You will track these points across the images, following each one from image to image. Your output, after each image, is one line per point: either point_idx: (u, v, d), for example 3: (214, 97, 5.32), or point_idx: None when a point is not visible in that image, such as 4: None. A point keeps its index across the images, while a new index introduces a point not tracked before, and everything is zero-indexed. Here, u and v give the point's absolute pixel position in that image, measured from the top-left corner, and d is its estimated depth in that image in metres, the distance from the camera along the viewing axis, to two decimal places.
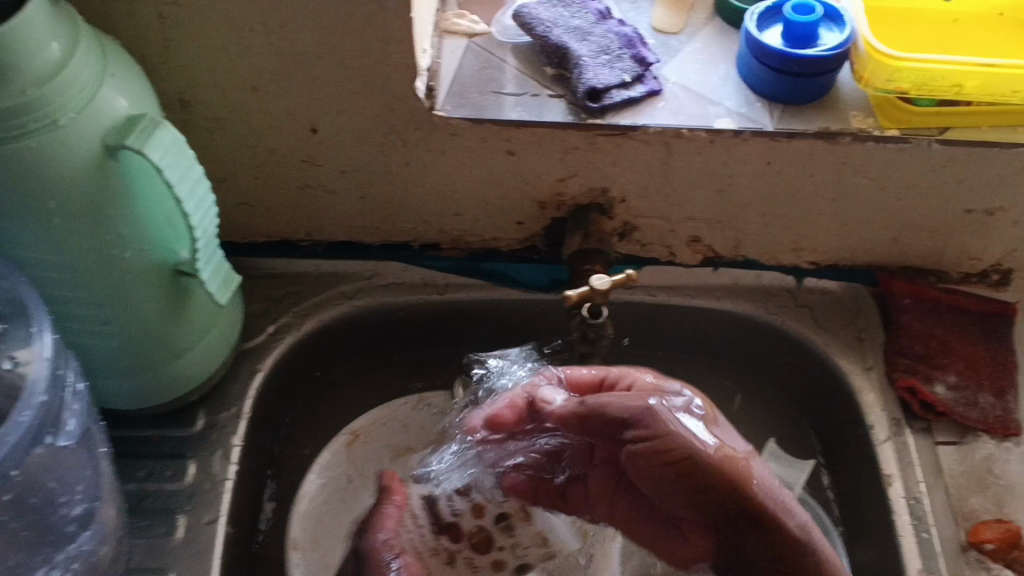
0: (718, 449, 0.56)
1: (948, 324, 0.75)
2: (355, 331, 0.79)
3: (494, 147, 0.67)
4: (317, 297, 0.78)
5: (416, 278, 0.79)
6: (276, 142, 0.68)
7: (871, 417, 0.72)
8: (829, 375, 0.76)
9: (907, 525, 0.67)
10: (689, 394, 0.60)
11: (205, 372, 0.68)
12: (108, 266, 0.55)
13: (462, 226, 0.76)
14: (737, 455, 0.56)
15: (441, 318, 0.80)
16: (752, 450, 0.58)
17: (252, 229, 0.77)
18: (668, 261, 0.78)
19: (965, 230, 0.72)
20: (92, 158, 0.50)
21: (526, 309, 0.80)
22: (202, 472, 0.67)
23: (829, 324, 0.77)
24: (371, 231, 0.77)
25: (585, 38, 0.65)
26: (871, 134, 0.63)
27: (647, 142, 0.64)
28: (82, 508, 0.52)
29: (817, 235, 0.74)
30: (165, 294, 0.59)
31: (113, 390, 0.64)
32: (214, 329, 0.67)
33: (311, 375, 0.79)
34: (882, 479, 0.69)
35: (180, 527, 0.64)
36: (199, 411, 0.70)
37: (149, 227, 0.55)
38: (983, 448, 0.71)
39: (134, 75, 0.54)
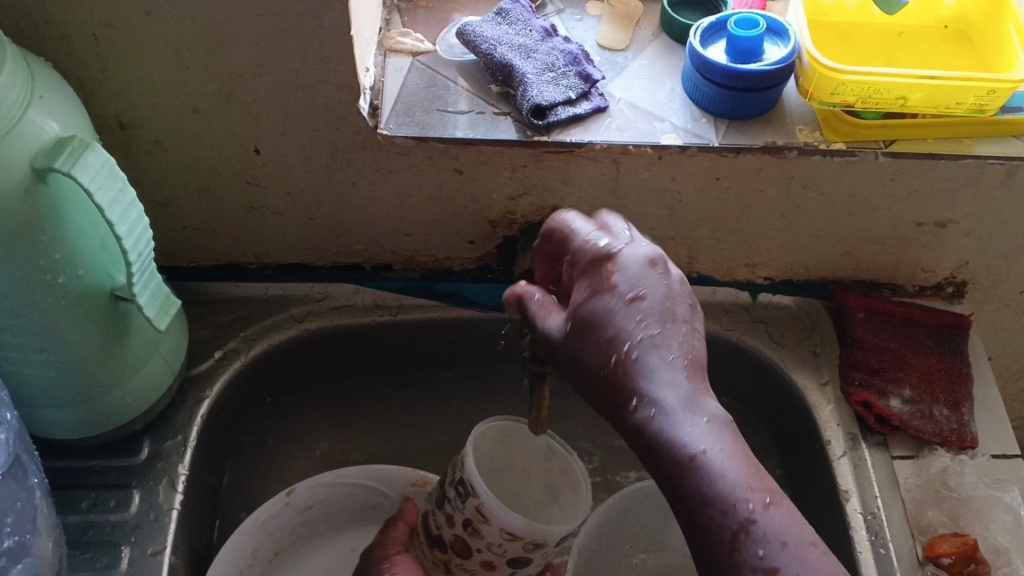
0: (602, 363, 0.45)
1: (903, 337, 0.75)
2: (307, 355, 0.78)
3: (442, 166, 0.66)
4: (267, 321, 0.76)
5: (368, 300, 0.78)
6: (219, 163, 0.67)
7: (827, 432, 0.71)
8: (786, 390, 0.75)
9: (865, 541, 0.66)
10: (605, 246, 0.48)
11: (148, 399, 0.66)
12: (40, 293, 0.53)
13: (413, 246, 0.75)
14: (618, 364, 0.44)
15: (394, 340, 0.79)
16: (650, 347, 0.44)
17: (200, 253, 0.75)
18: None
19: (917, 244, 0.72)
20: (19, 182, 0.49)
21: (480, 329, 0.79)
22: (146, 502, 0.65)
23: (785, 339, 0.77)
24: (321, 253, 0.76)
25: (530, 55, 0.64)
26: (817, 147, 0.63)
27: (594, 159, 0.64)
28: (12, 541, 0.51)
29: (771, 251, 0.74)
30: (101, 321, 0.58)
31: (52, 419, 0.62)
32: (157, 355, 0.65)
33: (263, 401, 0.77)
34: (839, 494, 0.69)
35: (124, 559, 0.62)
36: (144, 440, 0.68)
37: (82, 251, 0.54)
38: (939, 460, 0.70)
39: (64, 98, 0.53)
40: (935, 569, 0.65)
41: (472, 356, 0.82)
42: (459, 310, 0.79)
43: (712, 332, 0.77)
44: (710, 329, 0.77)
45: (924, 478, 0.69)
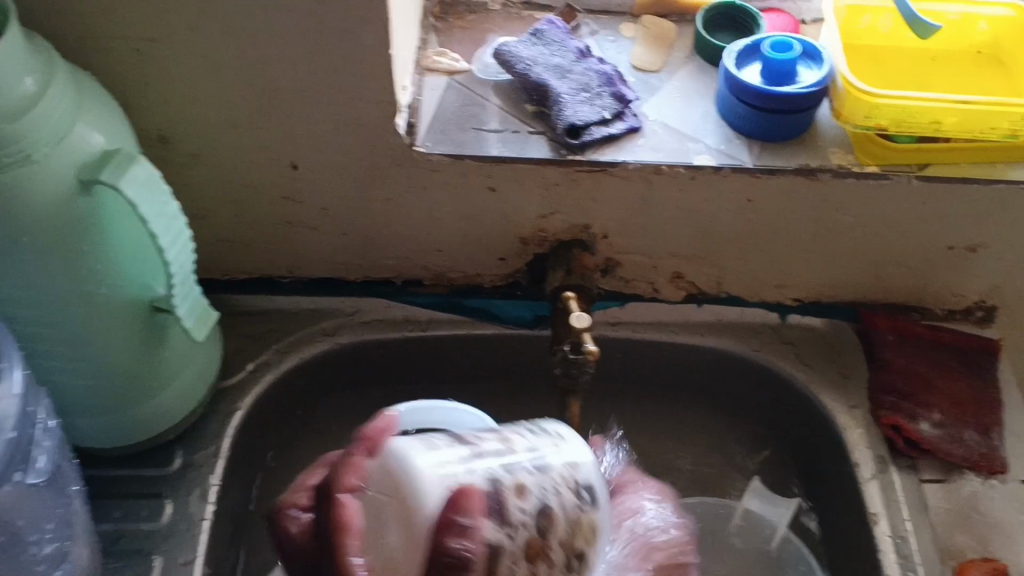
0: None
1: (932, 360, 0.75)
2: (336, 368, 0.78)
3: (475, 183, 0.67)
4: (298, 334, 0.77)
5: (399, 314, 0.79)
6: (255, 177, 0.68)
7: (856, 454, 0.71)
8: (814, 411, 0.75)
9: (894, 565, 0.66)
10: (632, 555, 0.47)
11: (183, 410, 0.67)
12: (83, 303, 0.54)
13: (444, 262, 0.76)
14: None
15: (423, 356, 0.80)
16: None
17: (234, 266, 0.76)
18: (652, 297, 0.77)
19: (947, 267, 0.72)
20: (66, 194, 0.50)
21: (509, 346, 0.80)
22: (178, 512, 0.66)
23: (814, 361, 0.77)
24: (352, 268, 0.77)
25: (565, 75, 0.65)
26: (850, 170, 0.63)
27: (626, 179, 0.64)
28: (52, 548, 0.52)
29: (800, 272, 0.74)
30: (141, 331, 0.58)
31: (88, 428, 0.63)
32: (192, 366, 0.66)
33: (292, 414, 0.78)
34: (868, 518, 0.68)
35: (156, 568, 0.63)
36: (177, 450, 0.69)
37: (125, 263, 0.55)
38: (969, 486, 0.70)
39: (110, 113, 0.54)
40: None
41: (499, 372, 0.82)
42: (488, 326, 0.79)
43: (740, 353, 0.77)
44: (738, 350, 0.77)
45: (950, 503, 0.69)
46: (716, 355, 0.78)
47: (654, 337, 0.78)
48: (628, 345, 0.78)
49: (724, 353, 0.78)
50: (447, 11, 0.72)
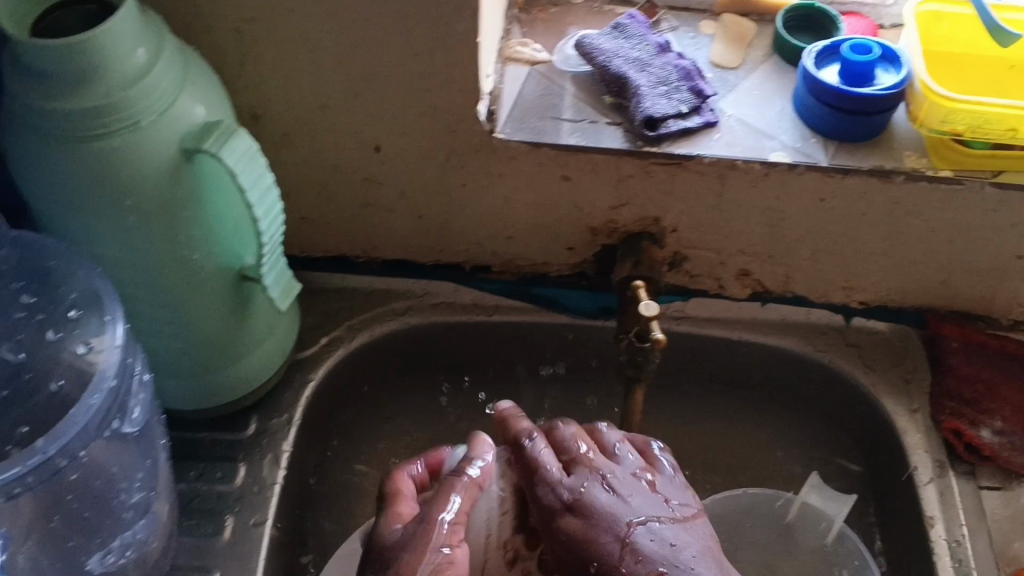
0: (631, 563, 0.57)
1: (996, 367, 0.75)
2: (405, 348, 0.81)
3: (550, 172, 0.68)
4: (370, 312, 0.80)
5: (467, 299, 0.81)
6: (338, 158, 0.70)
7: (915, 458, 0.71)
8: (873, 414, 0.76)
9: (949, 568, 0.66)
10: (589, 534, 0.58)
11: (260, 378, 0.70)
12: (178, 267, 0.57)
13: (514, 249, 0.77)
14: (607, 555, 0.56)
15: (488, 341, 0.81)
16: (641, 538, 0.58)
17: (311, 244, 0.79)
18: (717, 294, 0.78)
19: (1016, 277, 0.72)
20: (170, 161, 0.52)
21: (573, 335, 0.81)
22: (251, 475, 0.68)
23: (877, 364, 0.77)
24: (424, 250, 0.79)
25: (645, 68, 0.66)
26: (924, 174, 0.64)
27: (700, 173, 0.65)
28: (141, 497, 0.54)
29: (867, 275, 0.74)
30: (228, 298, 0.61)
31: (172, 390, 0.66)
32: (271, 336, 0.68)
33: (359, 390, 0.80)
34: (924, 521, 0.69)
35: (228, 528, 0.65)
36: (251, 417, 0.71)
37: (218, 230, 0.57)
38: None
39: (212, 86, 0.57)
40: None
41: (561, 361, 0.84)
42: (553, 314, 0.81)
43: (802, 353, 0.78)
44: (800, 350, 0.78)
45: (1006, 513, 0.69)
46: (778, 354, 0.79)
47: (718, 332, 0.79)
48: (691, 340, 0.79)
49: (787, 352, 0.78)
50: (531, 3, 0.74)
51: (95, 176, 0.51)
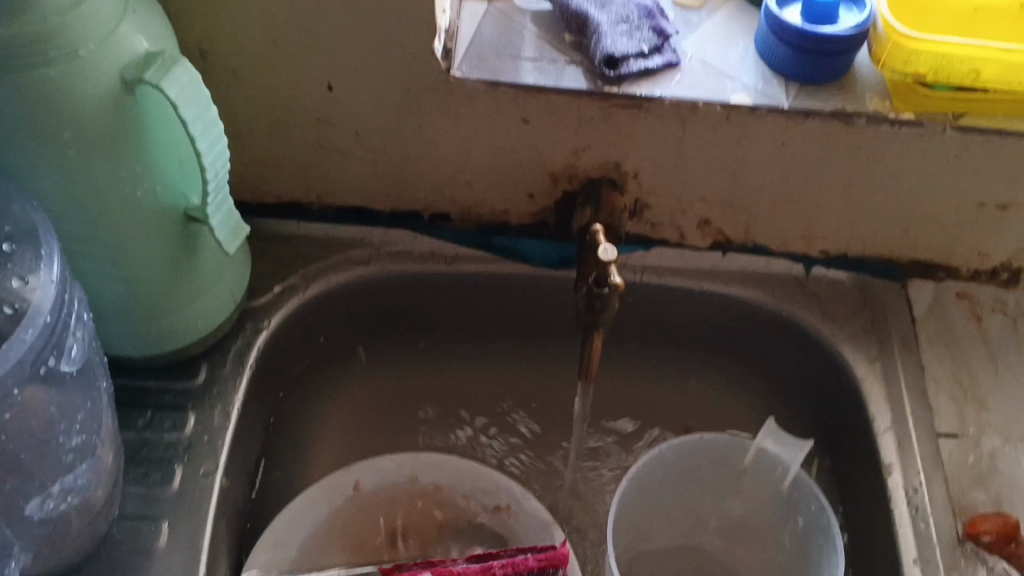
0: None
1: (935, 321, 0.79)
2: (366, 299, 0.79)
3: (509, 114, 0.68)
4: (327, 260, 0.77)
5: (425, 248, 0.79)
6: (294, 100, 0.68)
7: (873, 408, 0.73)
8: (832, 361, 0.77)
9: (906, 515, 0.67)
10: None
11: (205, 327, 0.67)
12: (120, 205, 0.54)
13: (473, 196, 0.76)
14: None
15: (447, 291, 0.80)
16: None
17: (263, 188, 0.77)
18: (679, 243, 0.79)
19: (976, 225, 0.75)
20: (109, 91, 0.50)
21: (533, 285, 0.79)
22: (201, 424, 0.67)
23: (838, 314, 0.78)
24: (381, 197, 0.77)
25: (606, 7, 0.68)
26: (886, 117, 0.66)
27: (661, 116, 0.66)
28: (80, 441, 0.53)
29: (827, 223, 0.76)
30: (174, 239, 0.59)
31: (110, 334, 0.63)
32: (221, 281, 0.66)
33: (315, 341, 0.78)
34: (882, 468, 0.70)
35: (177, 477, 0.64)
36: (201, 365, 0.70)
37: (163, 167, 0.55)
38: (988, 444, 0.72)
39: (153, 14, 0.54)
40: (975, 548, 0.66)
41: (524, 320, 0.82)
42: (513, 263, 0.79)
43: (765, 303, 0.78)
44: (763, 300, 0.78)
45: (966, 458, 0.71)
46: (743, 306, 0.79)
47: (677, 282, 0.79)
48: (655, 290, 0.79)
49: (752, 305, 0.79)
50: None
51: (31, 107, 0.49)
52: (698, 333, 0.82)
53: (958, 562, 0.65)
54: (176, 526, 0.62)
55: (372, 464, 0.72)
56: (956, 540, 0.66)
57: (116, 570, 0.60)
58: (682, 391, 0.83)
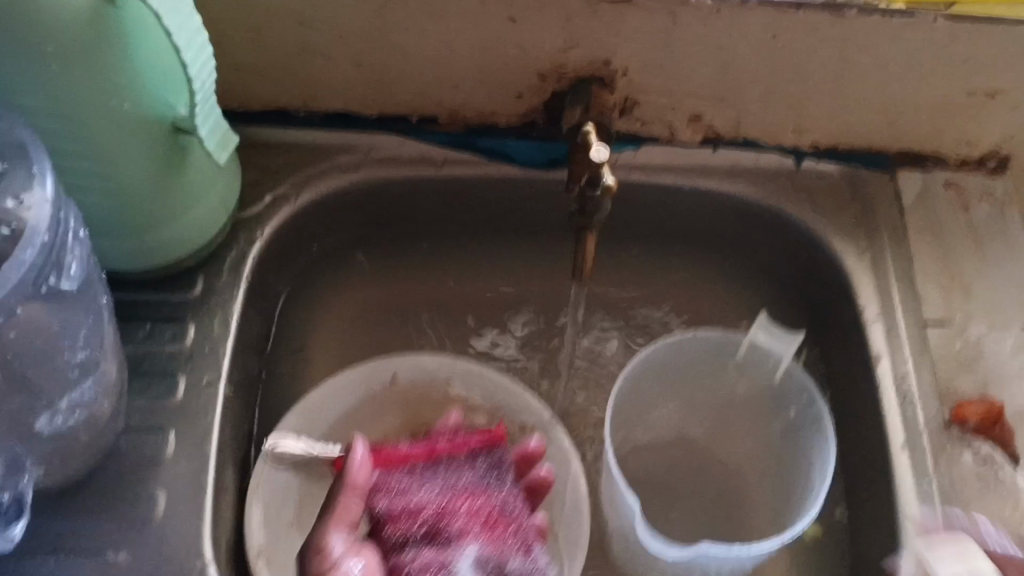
0: None
1: (924, 209, 0.79)
2: (356, 206, 0.79)
3: (496, 13, 0.67)
4: (315, 167, 0.77)
5: (413, 152, 0.78)
6: (276, 4, 0.67)
7: (862, 299, 0.74)
8: (822, 254, 0.78)
9: (894, 404, 0.70)
10: None
11: (199, 239, 0.67)
12: (107, 118, 0.54)
13: (461, 98, 0.75)
14: None
15: (437, 195, 0.79)
16: None
17: (248, 97, 0.76)
18: (669, 140, 0.78)
19: (966, 113, 0.75)
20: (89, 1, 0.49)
21: (523, 187, 0.79)
22: (201, 335, 0.68)
23: (826, 207, 0.79)
24: (368, 102, 0.76)
25: None
26: (877, 7, 0.65)
27: (650, 10, 0.65)
28: (85, 356, 0.53)
29: (818, 115, 0.76)
30: (163, 151, 0.58)
31: (104, 250, 0.63)
32: (212, 192, 0.66)
33: (309, 249, 0.79)
34: (871, 359, 0.72)
35: (180, 387, 0.65)
36: (197, 276, 0.70)
37: (148, 78, 0.54)
38: (975, 330, 0.73)
39: None
40: (961, 431, 0.68)
41: (515, 220, 0.82)
42: (503, 165, 0.78)
43: (754, 198, 0.79)
44: (752, 196, 0.79)
45: (953, 344, 0.72)
46: (733, 200, 0.79)
47: (667, 178, 0.79)
48: (645, 187, 0.79)
49: (741, 200, 0.79)
50: None
51: (10, 22, 0.47)
52: (691, 227, 0.82)
53: (944, 445, 0.67)
54: (182, 435, 0.64)
55: (410, 360, 0.73)
56: (943, 424, 0.69)
57: (127, 481, 0.62)
58: (674, 287, 0.84)
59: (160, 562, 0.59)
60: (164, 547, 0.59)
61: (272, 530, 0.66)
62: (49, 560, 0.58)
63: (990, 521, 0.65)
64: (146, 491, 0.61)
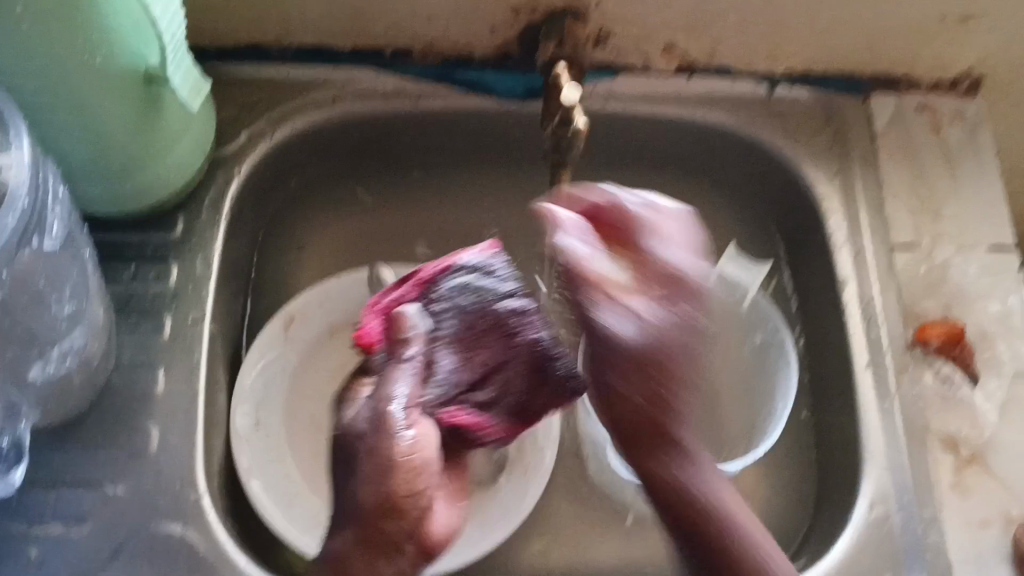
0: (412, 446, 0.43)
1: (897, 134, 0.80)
2: (334, 140, 0.79)
3: None
4: (291, 104, 0.77)
5: (389, 86, 0.78)
6: None
7: (831, 222, 0.75)
8: (795, 180, 0.78)
9: (859, 324, 0.71)
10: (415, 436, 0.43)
11: (179, 179, 0.68)
12: (83, 72, 0.54)
13: (435, 29, 0.75)
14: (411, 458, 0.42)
15: (414, 126, 0.80)
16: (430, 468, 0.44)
17: (223, 32, 0.76)
18: (645, 69, 0.79)
19: (938, 36, 0.76)
20: None
21: (500, 118, 0.80)
22: (185, 274, 0.69)
23: (801, 132, 0.79)
24: (342, 34, 0.76)
25: None
26: None
27: None
28: (72, 307, 0.56)
29: (791, 40, 0.76)
30: (139, 100, 0.59)
31: (85, 193, 0.64)
32: (189, 135, 0.67)
33: (288, 184, 0.80)
34: (838, 280, 0.73)
35: (167, 325, 0.67)
36: (179, 216, 0.71)
37: (122, 32, 0.55)
38: (943, 254, 0.74)
39: None
40: (923, 351, 0.70)
41: (492, 155, 0.83)
42: (480, 97, 0.78)
43: (729, 125, 0.79)
44: (727, 122, 0.79)
45: (919, 267, 0.74)
46: (707, 127, 0.79)
47: (644, 108, 0.79)
48: (624, 118, 0.79)
49: (714, 126, 0.79)
50: None
51: None
52: (668, 157, 0.83)
53: (907, 366, 0.70)
54: (171, 370, 0.66)
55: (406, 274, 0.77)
56: (906, 345, 0.71)
57: (119, 417, 0.64)
58: None
59: (155, 492, 0.62)
60: (159, 479, 0.62)
61: (263, 458, 0.70)
62: (50, 492, 0.61)
63: (949, 436, 0.67)
64: (139, 425, 0.64)
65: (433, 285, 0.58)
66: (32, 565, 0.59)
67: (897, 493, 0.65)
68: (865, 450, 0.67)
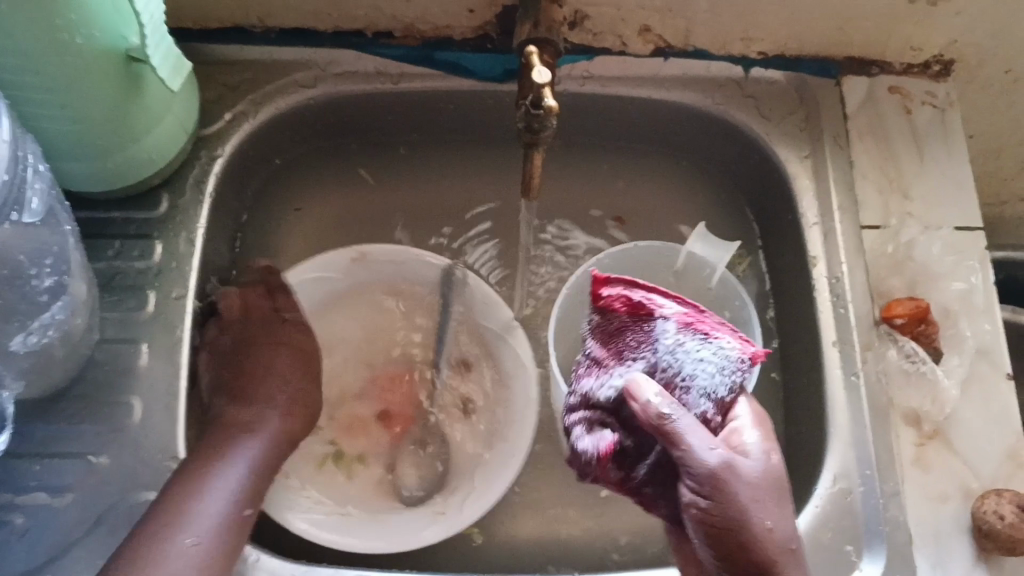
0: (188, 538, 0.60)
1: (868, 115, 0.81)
2: (314, 119, 0.81)
3: None
4: (273, 84, 0.78)
5: (370, 67, 0.79)
6: None
7: (802, 202, 0.77)
8: (768, 160, 0.80)
9: (828, 301, 0.73)
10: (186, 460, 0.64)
11: (161, 158, 0.70)
12: (62, 52, 0.56)
13: (413, 12, 0.76)
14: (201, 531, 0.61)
15: (394, 106, 0.81)
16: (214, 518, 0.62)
17: (205, 13, 0.77)
18: (620, 51, 0.80)
19: (909, 20, 0.77)
20: None
21: (478, 97, 0.81)
22: (168, 252, 0.71)
23: (773, 114, 0.80)
24: (322, 16, 0.77)
25: None
26: None
27: None
28: (52, 281, 0.57)
29: (765, 24, 0.77)
30: (119, 79, 0.60)
31: (69, 172, 0.66)
32: (170, 115, 0.68)
33: (271, 162, 0.82)
34: (809, 259, 0.75)
35: (150, 302, 0.69)
36: (162, 194, 0.73)
37: (98, 11, 0.56)
38: (908, 233, 0.76)
39: None
40: (889, 329, 0.72)
41: (471, 131, 0.85)
42: (457, 79, 0.80)
43: (702, 105, 0.81)
44: (701, 103, 0.81)
45: (885, 246, 0.76)
46: (682, 106, 0.81)
47: (618, 89, 0.81)
48: (596, 98, 0.81)
49: (687, 105, 0.81)
50: None
51: None
52: (639, 132, 0.85)
53: (873, 342, 0.71)
54: (154, 346, 0.67)
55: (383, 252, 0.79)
56: (873, 322, 0.72)
57: (103, 390, 0.66)
58: (621, 191, 0.88)
59: (137, 463, 0.64)
60: (141, 451, 0.64)
61: None
62: (35, 463, 0.63)
63: (913, 411, 0.70)
64: (122, 399, 0.65)
65: (695, 333, 0.54)
66: (19, 532, 0.61)
67: (859, 468, 0.67)
68: (831, 425, 0.69)
